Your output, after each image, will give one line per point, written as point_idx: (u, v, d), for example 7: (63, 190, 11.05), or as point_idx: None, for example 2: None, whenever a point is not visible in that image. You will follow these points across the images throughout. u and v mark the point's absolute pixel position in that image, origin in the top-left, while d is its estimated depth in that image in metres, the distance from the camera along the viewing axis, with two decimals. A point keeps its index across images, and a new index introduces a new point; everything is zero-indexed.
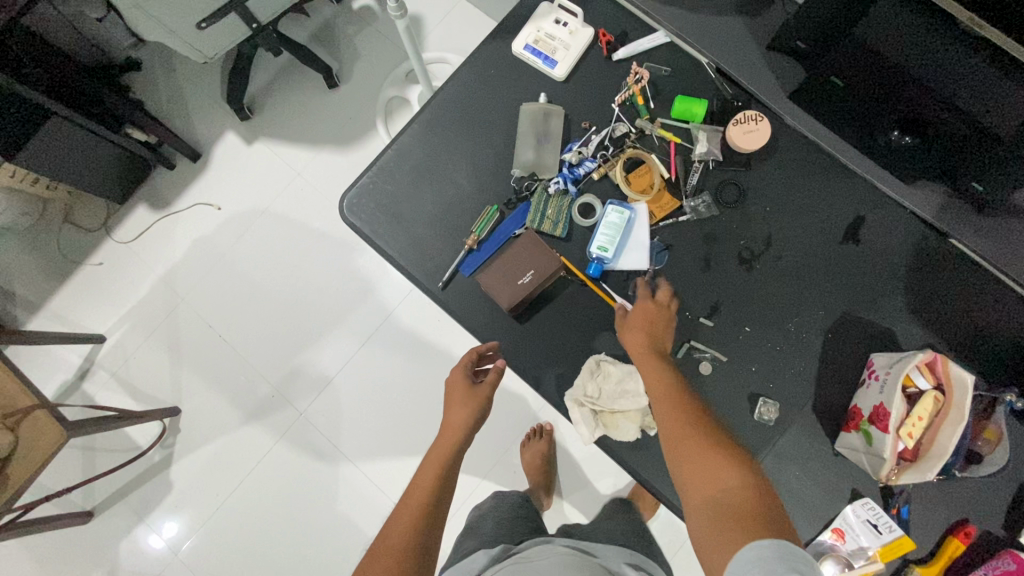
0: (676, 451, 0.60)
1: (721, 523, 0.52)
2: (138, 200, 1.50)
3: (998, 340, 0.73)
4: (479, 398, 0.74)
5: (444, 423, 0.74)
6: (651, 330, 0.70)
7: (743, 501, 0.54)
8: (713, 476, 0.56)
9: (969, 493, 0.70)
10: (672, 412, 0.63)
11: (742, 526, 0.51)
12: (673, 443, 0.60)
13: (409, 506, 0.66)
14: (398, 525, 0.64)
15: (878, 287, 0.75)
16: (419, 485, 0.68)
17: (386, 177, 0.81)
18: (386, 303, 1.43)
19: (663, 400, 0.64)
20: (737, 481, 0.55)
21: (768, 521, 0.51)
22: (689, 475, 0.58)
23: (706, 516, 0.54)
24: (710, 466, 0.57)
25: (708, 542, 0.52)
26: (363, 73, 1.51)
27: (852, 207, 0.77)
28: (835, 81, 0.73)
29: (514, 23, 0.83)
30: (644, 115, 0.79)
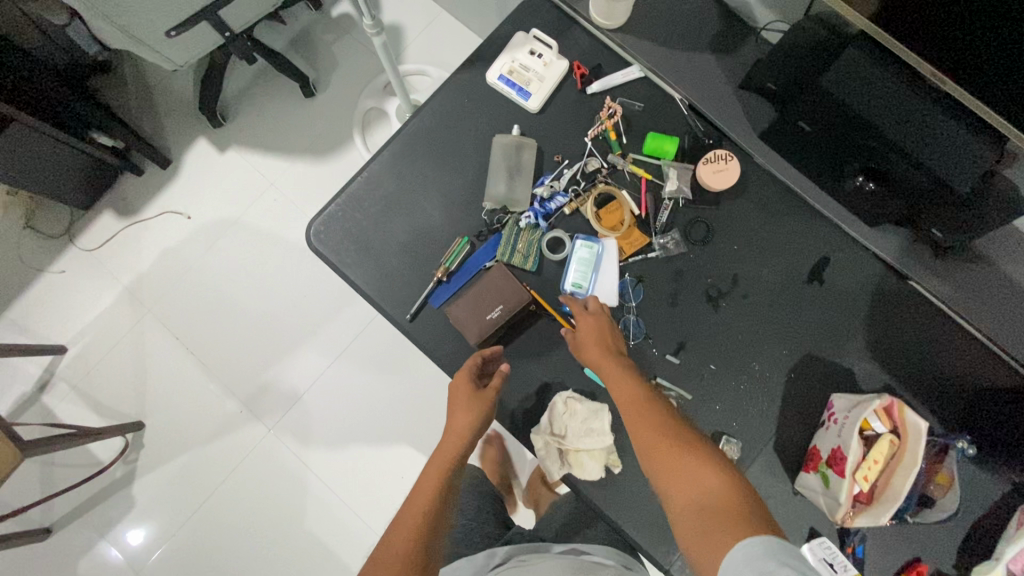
0: (651, 457, 0.61)
1: (706, 521, 0.53)
2: (105, 207, 1.46)
3: (954, 384, 0.75)
4: (484, 405, 0.71)
5: (448, 426, 0.72)
6: (604, 340, 0.70)
7: (724, 498, 0.54)
8: (691, 476, 0.57)
9: (921, 531, 0.72)
10: (638, 420, 0.63)
11: (728, 524, 0.51)
12: (650, 451, 0.61)
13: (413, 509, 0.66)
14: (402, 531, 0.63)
15: (840, 327, 0.77)
16: (419, 495, 0.67)
17: (355, 205, 0.80)
18: (360, 316, 1.41)
19: (627, 409, 0.64)
20: (718, 478, 0.56)
21: (751, 515, 0.52)
22: (670, 480, 0.58)
23: (692, 520, 0.54)
24: (686, 467, 0.58)
25: (698, 541, 0.53)
26: (341, 83, 1.49)
27: (818, 247, 0.78)
28: (803, 126, 0.73)
29: (487, 52, 0.82)
30: (616, 151, 0.79)
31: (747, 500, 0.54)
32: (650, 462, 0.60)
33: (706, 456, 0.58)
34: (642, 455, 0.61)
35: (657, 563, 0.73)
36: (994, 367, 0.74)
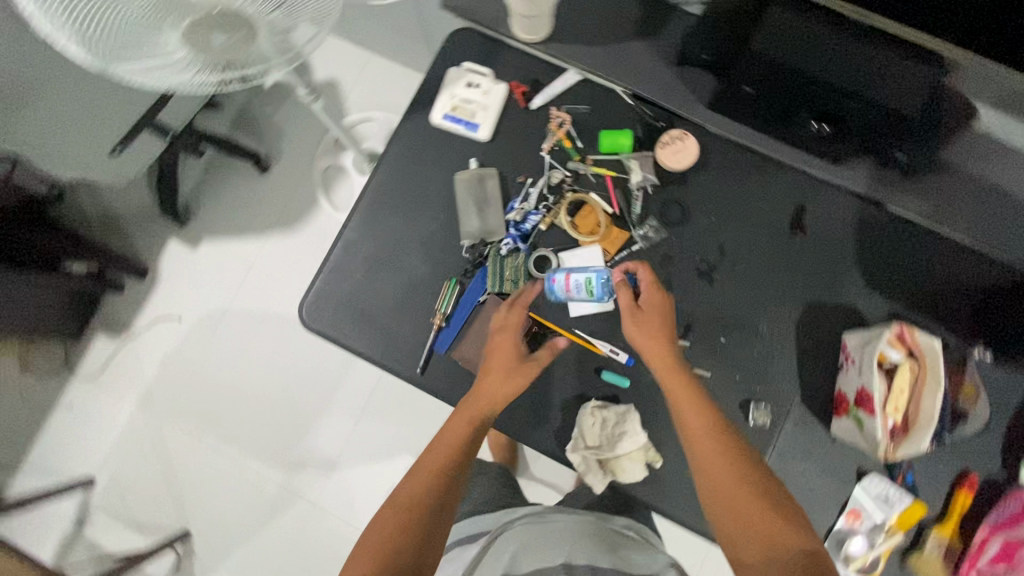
0: (711, 476, 0.63)
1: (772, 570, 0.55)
2: (95, 331, 1.45)
3: (954, 292, 0.76)
4: (524, 375, 0.72)
5: (479, 388, 0.72)
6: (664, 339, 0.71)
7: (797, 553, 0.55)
8: (758, 511, 0.59)
9: (963, 443, 0.73)
10: (704, 441, 0.64)
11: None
12: (715, 485, 0.62)
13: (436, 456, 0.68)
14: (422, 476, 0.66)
15: (833, 268, 0.77)
16: (441, 449, 0.68)
17: (338, 276, 0.80)
18: (371, 371, 1.41)
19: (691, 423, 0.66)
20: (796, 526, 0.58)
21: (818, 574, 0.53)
22: (731, 504, 0.61)
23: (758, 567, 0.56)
24: (754, 503, 0.60)
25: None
26: (292, 151, 1.49)
27: (791, 199, 0.79)
28: (748, 90, 0.77)
29: (426, 95, 0.83)
30: (574, 157, 0.80)
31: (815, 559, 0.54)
32: (709, 481, 0.63)
33: (773, 501, 0.60)
34: (703, 473, 0.64)
35: None
36: (987, 267, 0.76)
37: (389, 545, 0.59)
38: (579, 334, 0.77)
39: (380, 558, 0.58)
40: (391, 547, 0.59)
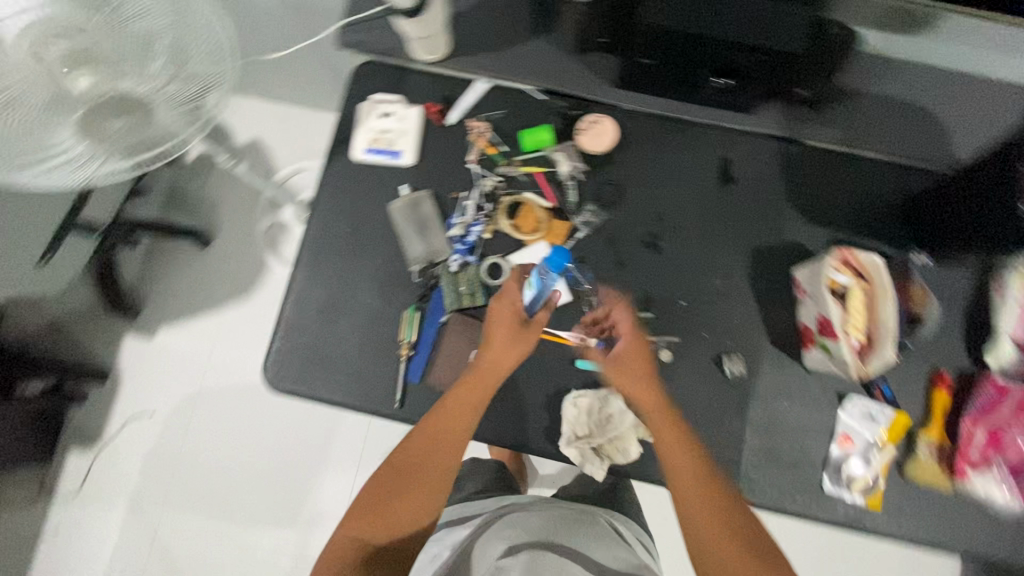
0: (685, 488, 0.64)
1: None
2: (66, 448, 1.39)
3: (884, 206, 0.79)
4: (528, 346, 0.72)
5: (484, 366, 0.70)
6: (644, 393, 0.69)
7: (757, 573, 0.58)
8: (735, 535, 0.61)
9: (927, 346, 0.76)
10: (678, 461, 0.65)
11: None
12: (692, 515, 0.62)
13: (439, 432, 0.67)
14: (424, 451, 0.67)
15: (770, 210, 0.80)
16: (444, 424, 0.68)
17: (295, 331, 0.79)
18: (358, 419, 1.39)
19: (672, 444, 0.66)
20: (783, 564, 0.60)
21: None
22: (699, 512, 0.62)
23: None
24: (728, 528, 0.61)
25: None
26: (230, 220, 1.47)
27: (715, 153, 0.81)
28: (645, 61, 0.77)
29: (342, 134, 0.83)
30: (501, 162, 0.81)
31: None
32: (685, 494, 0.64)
33: (749, 538, 0.61)
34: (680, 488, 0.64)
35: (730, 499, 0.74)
36: (909, 177, 0.80)
37: (382, 519, 0.63)
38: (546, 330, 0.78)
39: (373, 526, 0.63)
40: (384, 520, 0.63)
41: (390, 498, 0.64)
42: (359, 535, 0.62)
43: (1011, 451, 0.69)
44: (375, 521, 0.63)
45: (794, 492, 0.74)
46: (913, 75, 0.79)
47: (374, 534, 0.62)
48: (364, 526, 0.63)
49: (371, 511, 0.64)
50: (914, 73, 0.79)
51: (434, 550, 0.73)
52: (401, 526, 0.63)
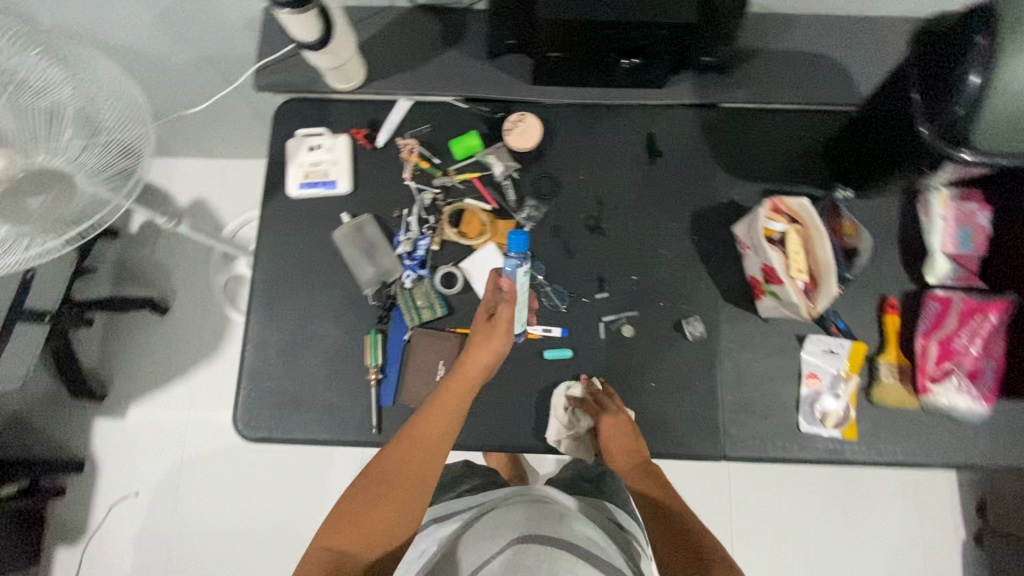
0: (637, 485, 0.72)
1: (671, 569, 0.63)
2: (52, 547, 1.33)
3: (806, 151, 0.83)
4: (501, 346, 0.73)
5: (463, 368, 0.72)
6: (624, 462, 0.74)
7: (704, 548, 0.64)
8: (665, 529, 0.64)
9: (869, 274, 0.79)
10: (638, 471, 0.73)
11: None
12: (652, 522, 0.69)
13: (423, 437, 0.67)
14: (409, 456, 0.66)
15: (700, 175, 0.83)
16: (427, 429, 0.67)
17: (261, 376, 0.78)
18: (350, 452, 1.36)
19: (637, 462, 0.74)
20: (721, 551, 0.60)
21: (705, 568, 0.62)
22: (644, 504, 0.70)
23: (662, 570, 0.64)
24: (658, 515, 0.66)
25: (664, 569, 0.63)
26: (185, 282, 1.44)
27: (639, 130, 0.85)
28: (554, 54, 0.77)
29: (275, 174, 0.83)
30: (437, 174, 0.83)
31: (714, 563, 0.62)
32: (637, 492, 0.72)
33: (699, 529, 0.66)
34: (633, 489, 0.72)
35: (715, 456, 0.76)
36: (823, 121, 0.84)
37: (358, 527, 0.61)
38: None
39: (348, 536, 0.60)
40: (360, 529, 0.60)
41: (368, 505, 0.62)
42: (332, 547, 0.59)
43: (962, 358, 0.74)
44: (351, 530, 0.60)
45: (772, 436, 0.76)
46: (806, 26, 0.83)
47: (349, 544, 0.59)
48: (339, 536, 0.60)
49: (346, 520, 0.61)
50: (809, 25, 0.83)
51: (420, 545, 0.70)
52: (377, 534, 0.61)
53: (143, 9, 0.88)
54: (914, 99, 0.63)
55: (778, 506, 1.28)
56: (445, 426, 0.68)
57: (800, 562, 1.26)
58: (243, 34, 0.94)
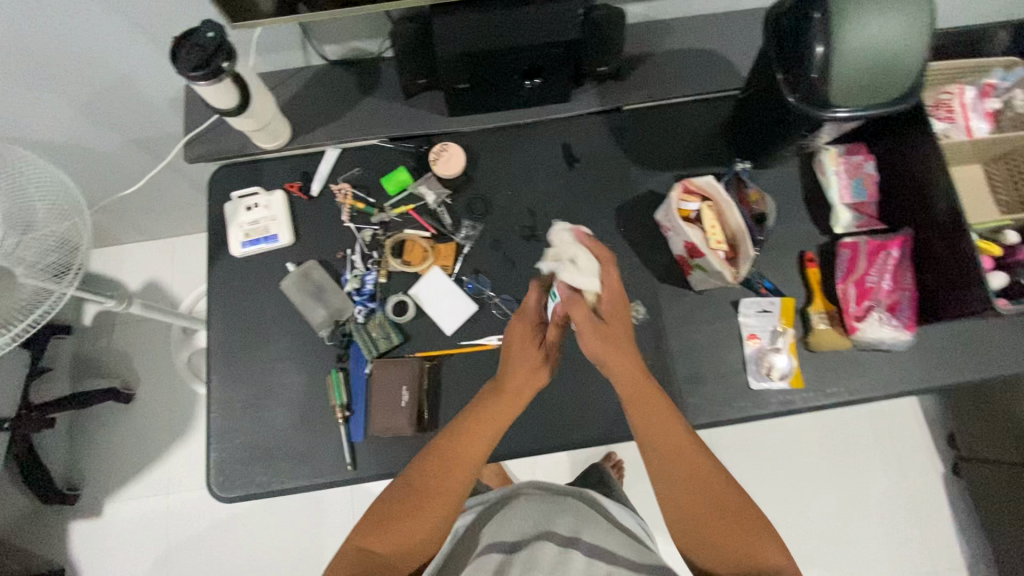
0: (646, 422, 0.66)
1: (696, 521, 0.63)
2: None
3: (707, 136, 0.91)
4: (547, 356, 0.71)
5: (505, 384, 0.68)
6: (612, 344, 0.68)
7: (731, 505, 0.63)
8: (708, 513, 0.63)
9: (784, 235, 0.86)
10: (638, 384, 0.67)
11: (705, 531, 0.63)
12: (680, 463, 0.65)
13: (464, 454, 0.66)
14: (450, 473, 0.65)
15: (617, 172, 0.90)
16: (469, 446, 0.66)
17: (229, 434, 0.78)
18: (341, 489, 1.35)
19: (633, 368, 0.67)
20: (776, 551, 0.61)
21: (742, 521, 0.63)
22: (647, 439, 0.66)
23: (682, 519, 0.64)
24: (698, 496, 0.63)
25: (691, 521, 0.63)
26: (147, 365, 1.43)
27: (555, 141, 0.92)
28: (463, 85, 0.83)
29: (217, 238, 0.86)
30: (374, 212, 0.87)
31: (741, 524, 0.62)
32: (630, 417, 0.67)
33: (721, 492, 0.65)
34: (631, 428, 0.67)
35: None
36: (717, 107, 0.92)
37: (396, 533, 0.62)
38: (465, 343, 0.82)
39: (386, 542, 0.62)
40: (395, 534, 0.62)
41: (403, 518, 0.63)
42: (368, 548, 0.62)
43: (878, 294, 0.80)
44: (388, 535, 0.62)
45: (728, 399, 0.80)
46: (683, 28, 0.92)
47: (386, 549, 0.62)
48: (376, 539, 0.62)
49: (383, 526, 0.63)
50: (687, 27, 0.92)
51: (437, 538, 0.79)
52: (415, 544, 0.63)
53: (66, 104, 0.91)
54: (778, 79, 0.71)
55: (757, 464, 1.38)
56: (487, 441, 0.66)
57: (784, 516, 1.34)
58: (169, 113, 0.99)
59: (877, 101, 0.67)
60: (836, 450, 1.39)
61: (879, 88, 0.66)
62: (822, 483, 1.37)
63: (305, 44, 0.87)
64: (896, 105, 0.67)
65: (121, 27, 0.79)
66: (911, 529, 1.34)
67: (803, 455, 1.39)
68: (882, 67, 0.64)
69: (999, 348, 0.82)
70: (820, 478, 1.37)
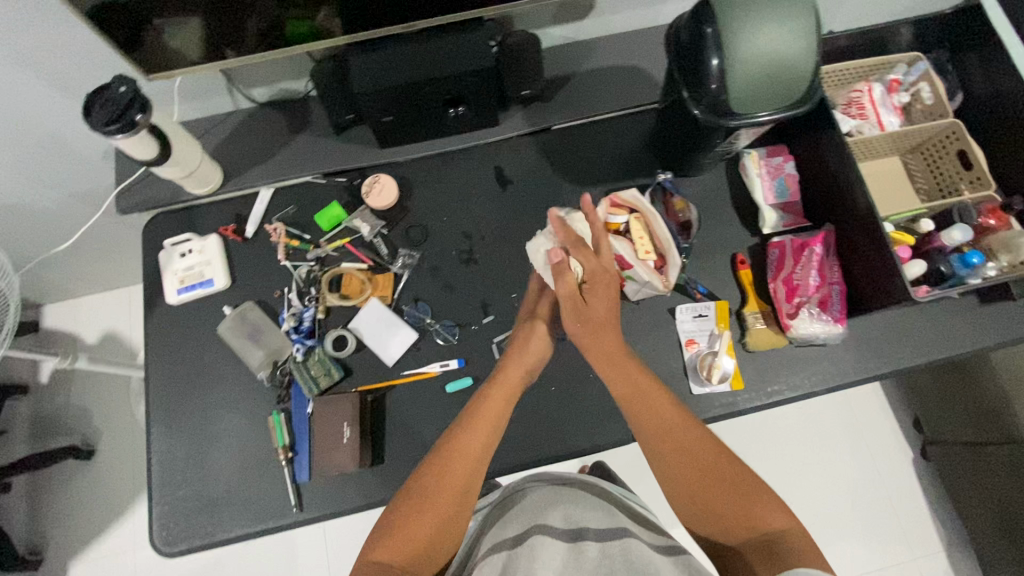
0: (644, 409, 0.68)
1: (706, 493, 0.62)
2: None
3: (635, 149, 0.93)
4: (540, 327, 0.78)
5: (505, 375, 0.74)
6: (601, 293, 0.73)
7: (740, 477, 0.62)
8: (707, 487, 0.63)
9: (715, 239, 0.88)
10: (616, 363, 0.71)
11: (723, 508, 0.61)
12: (690, 439, 0.66)
13: (469, 448, 0.67)
14: (456, 469, 0.66)
15: (550, 191, 0.92)
16: (475, 438, 0.68)
17: (170, 487, 0.77)
18: (313, 527, 1.32)
19: (611, 346, 0.72)
20: (778, 516, 0.59)
21: (753, 495, 0.61)
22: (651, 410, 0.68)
23: (690, 488, 0.63)
24: (708, 467, 0.64)
25: (697, 496, 0.63)
26: (108, 419, 1.40)
27: (488, 165, 0.93)
28: (388, 118, 0.85)
29: (152, 288, 0.86)
30: (309, 248, 0.87)
31: (757, 494, 0.61)
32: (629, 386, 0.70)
33: (737, 471, 0.63)
34: (631, 425, 0.69)
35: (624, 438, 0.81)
36: (642, 121, 0.95)
37: (406, 529, 0.62)
38: (407, 372, 0.82)
39: (399, 537, 0.61)
40: (410, 534, 0.61)
41: (411, 510, 0.62)
42: (383, 546, 0.61)
43: (807, 290, 0.81)
44: (398, 535, 0.61)
45: None
46: (604, 47, 0.95)
47: (401, 557, 0.60)
48: (392, 546, 0.61)
49: (392, 525, 0.62)
50: (608, 47, 0.95)
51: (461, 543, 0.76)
52: (424, 540, 0.61)
53: None
54: (684, 95, 0.73)
55: None
56: (491, 433, 0.69)
57: None
58: (103, 164, 0.99)
59: (780, 105, 0.69)
60: (808, 443, 1.40)
61: (780, 93, 0.68)
62: (795, 477, 1.38)
63: (231, 88, 0.88)
64: (797, 108, 0.70)
65: (40, 86, 0.79)
66: (885, 515, 1.35)
67: (775, 452, 1.39)
68: (778, 75, 0.67)
69: (929, 333, 0.84)
70: (794, 473, 1.38)
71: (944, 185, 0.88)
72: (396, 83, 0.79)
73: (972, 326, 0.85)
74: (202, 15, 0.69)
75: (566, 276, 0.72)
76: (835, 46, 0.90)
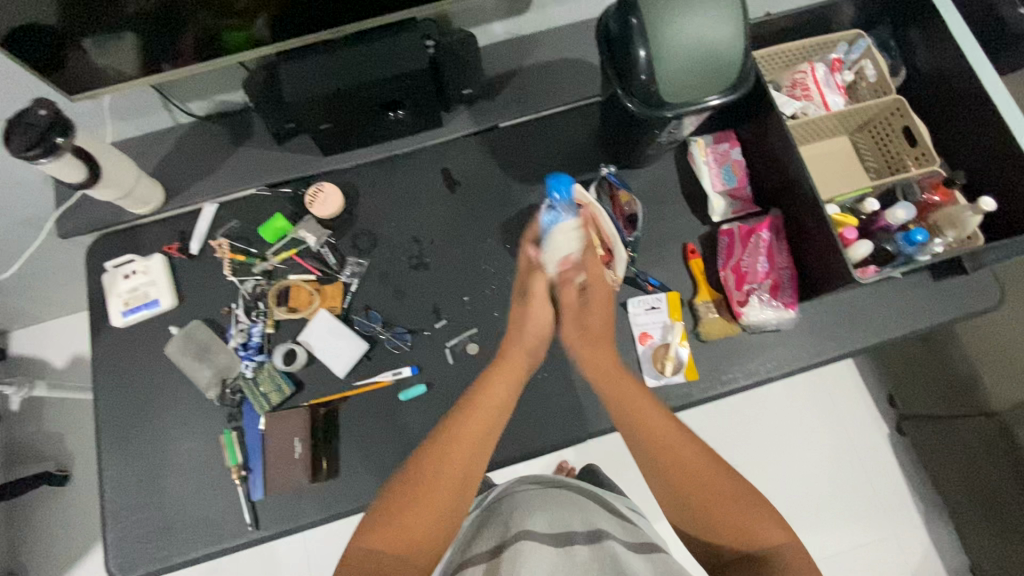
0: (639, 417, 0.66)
1: (703, 506, 0.59)
2: None
3: (582, 143, 0.92)
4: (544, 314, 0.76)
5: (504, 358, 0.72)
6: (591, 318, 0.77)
7: (740, 492, 0.60)
8: (704, 500, 0.60)
9: (665, 231, 0.87)
10: (612, 378, 0.71)
11: (717, 521, 0.58)
12: (690, 450, 0.63)
13: (472, 427, 0.64)
14: (460, 449, 0.62)
15: (498, 190, 0.91)
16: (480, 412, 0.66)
17: (124, 513, 0.76)
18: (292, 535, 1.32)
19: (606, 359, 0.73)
20: (773, 530, 0.57)
21: (753, 513, 0.58)
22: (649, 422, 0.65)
23: (687, 501, 0.60)
24: (704, 480, 0.61)
25: (695, 508, 0.59)
26: (81, 441, 1.39)
27: (435, 166, 0.92)
28: (326, 125, 0.83)
29: (98, 312, 0.85)
30: (256, 261, 0.86)
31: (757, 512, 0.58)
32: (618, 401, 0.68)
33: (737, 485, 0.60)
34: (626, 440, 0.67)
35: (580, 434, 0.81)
36: (589, 114, 0.94)
37: (400, 524, 0.57)
38: (360, 383, 0.81)
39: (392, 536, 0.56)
40: (406, 529, 0.56)
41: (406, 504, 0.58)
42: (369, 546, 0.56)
43: (755, 277, 0.82)
44: (392, 529, 0.56)
45: None
46: (546, 40, 0.94)
47: (395, 548, 0.55)
48: (384, 539, 0.56)
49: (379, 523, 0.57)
50: (550, 40, 0.94)
51: None
52: (421, 534, 0.57)
53: None
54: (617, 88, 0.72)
55: None
56: (494, 419, 0.66)
57: None
58: (45, 188, 0.97)
59: (714, 92, 0.68)
60: (784, 424, 1.40)
61: (712, 80, 0.67)
62: (774, 459, 1.38)
63: (167, 104, 0.87)
64: (730, 94, 0.68)
65: None
66: (863, 492, 1.36)
67: (753, 435, 1.40)
68: (706, 63, 0.66)
69: (882, 313, 0.84)
70: (772, 455, 1.38)
71: (892, 163, 0.88)
72: (327, 90, 0.77)
73: (924, 304, 0.84)
74: (118, 35, 0.67)
75: (568, 286, 0.76)
76: (777, 29, 0.89)
